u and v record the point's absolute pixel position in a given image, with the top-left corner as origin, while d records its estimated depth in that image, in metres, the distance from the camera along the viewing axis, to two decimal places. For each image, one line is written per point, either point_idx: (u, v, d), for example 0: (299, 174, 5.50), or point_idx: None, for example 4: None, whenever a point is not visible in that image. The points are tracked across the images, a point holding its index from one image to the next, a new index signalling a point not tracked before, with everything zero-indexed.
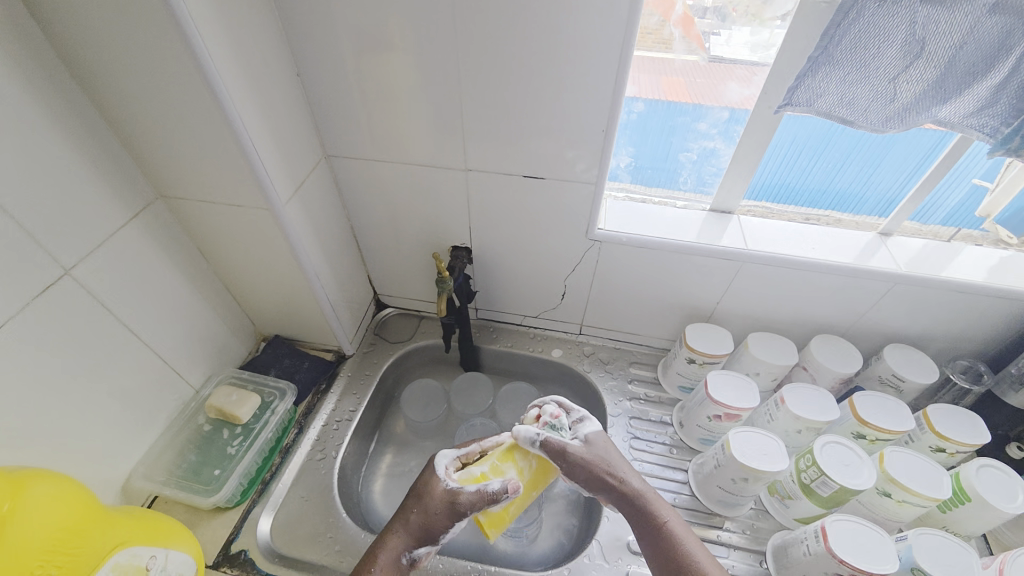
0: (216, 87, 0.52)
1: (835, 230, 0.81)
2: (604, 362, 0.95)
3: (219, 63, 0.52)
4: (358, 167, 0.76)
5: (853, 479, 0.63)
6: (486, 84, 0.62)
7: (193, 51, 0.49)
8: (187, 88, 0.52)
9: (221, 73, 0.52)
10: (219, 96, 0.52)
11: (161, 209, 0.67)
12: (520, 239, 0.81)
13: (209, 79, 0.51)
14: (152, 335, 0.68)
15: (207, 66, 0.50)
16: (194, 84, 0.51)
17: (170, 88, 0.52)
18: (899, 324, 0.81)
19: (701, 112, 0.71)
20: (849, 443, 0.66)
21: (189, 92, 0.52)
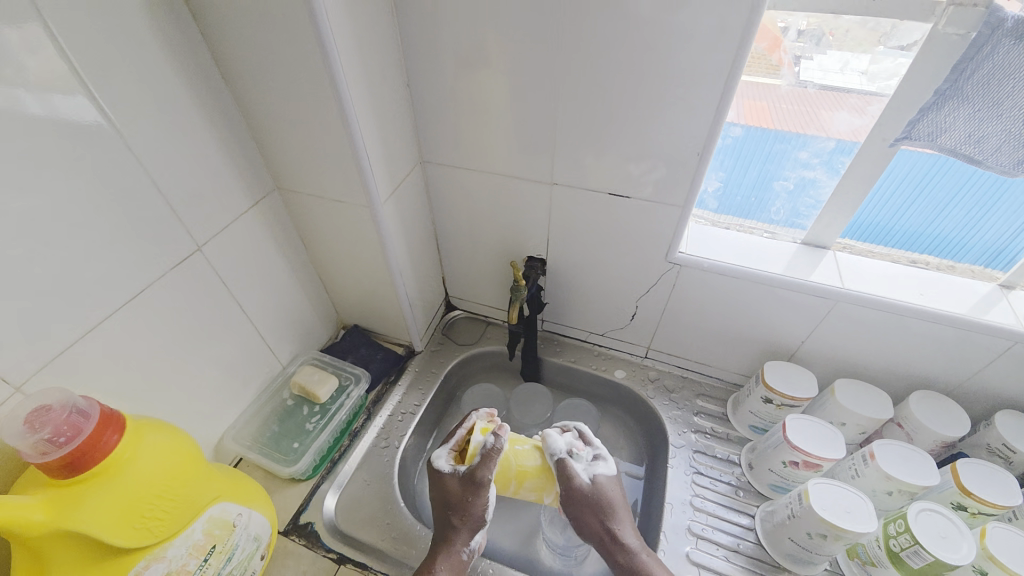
0: (341, 96, 0.57)
1: (947, 277, 0.74)
2: (669, 390, 0.92)
3: (348, 74, 0.57)
4: (448, 174, 0.80)
5: (951, 553, 0.56)
6: (584, 103, 0.63)
7: (329, 63, 0.54)
8: (318, 94, 0.58)
9: (348, 83, 0.57)
10: (342, 103, 0.58)
11: (275, 199, 0.74)
12: (596, 255, 0.81)
13: (337, 87, 0.56)
14: (255, 312, 0.75)
15: (338, 76, 0.56)
16: (324, 91, 0.57)
17: (303, 94, 0.59)
18: (1015, 391, 0.72)
19: (804, 140, 0.66)
20: (948, 513, 0.59)
21: (318, 97, 0.58)
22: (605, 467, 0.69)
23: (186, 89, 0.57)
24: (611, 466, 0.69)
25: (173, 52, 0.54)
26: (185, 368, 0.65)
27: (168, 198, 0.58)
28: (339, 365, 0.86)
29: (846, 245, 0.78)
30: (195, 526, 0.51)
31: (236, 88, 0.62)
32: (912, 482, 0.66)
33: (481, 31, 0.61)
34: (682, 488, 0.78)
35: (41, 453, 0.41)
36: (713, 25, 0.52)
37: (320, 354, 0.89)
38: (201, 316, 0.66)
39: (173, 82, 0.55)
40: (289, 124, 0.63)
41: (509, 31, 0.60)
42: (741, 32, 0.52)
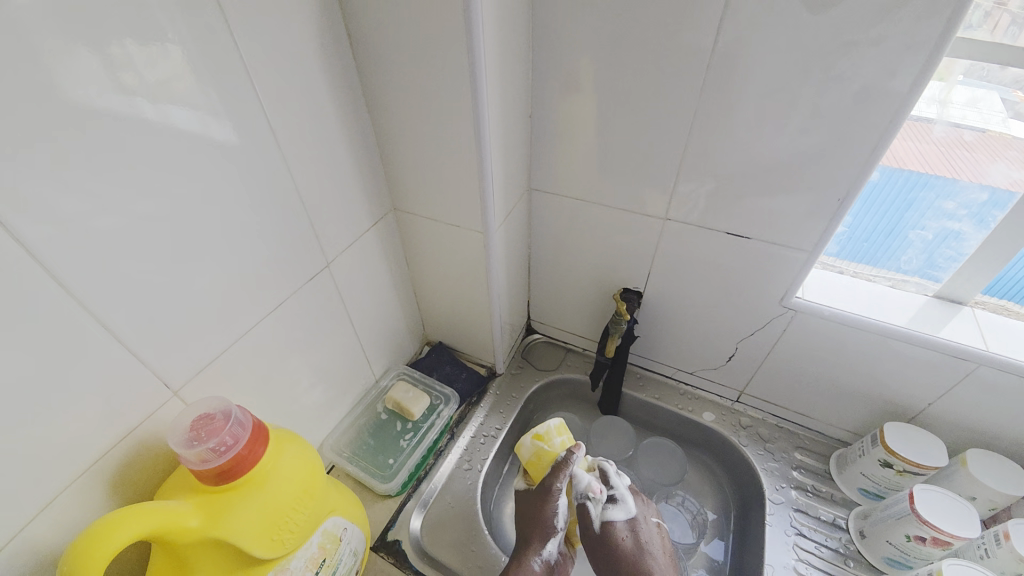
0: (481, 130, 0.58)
1: None
2: (764, 439, 0.87)
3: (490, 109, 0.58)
4: (555, 203, 0.80)
5: None
6: (717, 143, 0.62)
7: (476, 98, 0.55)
8: (457, 126, 0.59)
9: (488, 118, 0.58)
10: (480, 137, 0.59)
11: (389, 218, 0.76)
12: (701, 294, 0.78)
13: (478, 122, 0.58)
14: (360, 326, 0.77)
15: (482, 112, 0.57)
16: (464, 123, 0.58)
17: (442, 126, 0.60)
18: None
19: (952, 190, 0.62)
20: None
21: (455, 131, 0.60)
22: (621, 511, 0.66)
23: (336, 116, 0.59)
24: (628, 509, 0.66)
25: (330, 82, 0.57)
26: (298, 377, 0.68)
27: (310, 217, 0.60)
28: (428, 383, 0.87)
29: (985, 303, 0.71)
30: (313, 539, 0.52)
31: (376, 114, 0.64)
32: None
33: (621, 67, 0.61)
34: (783, 550, 0.73)
35: (201, 459, 0.43)
36: (884, 74, 0.49)
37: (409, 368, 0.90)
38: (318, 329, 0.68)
39: (327, 110, 0.58)
40: (421, 151, 0.65)
41: (650, 70, 0.59)
42: (914, 84, 0.49)
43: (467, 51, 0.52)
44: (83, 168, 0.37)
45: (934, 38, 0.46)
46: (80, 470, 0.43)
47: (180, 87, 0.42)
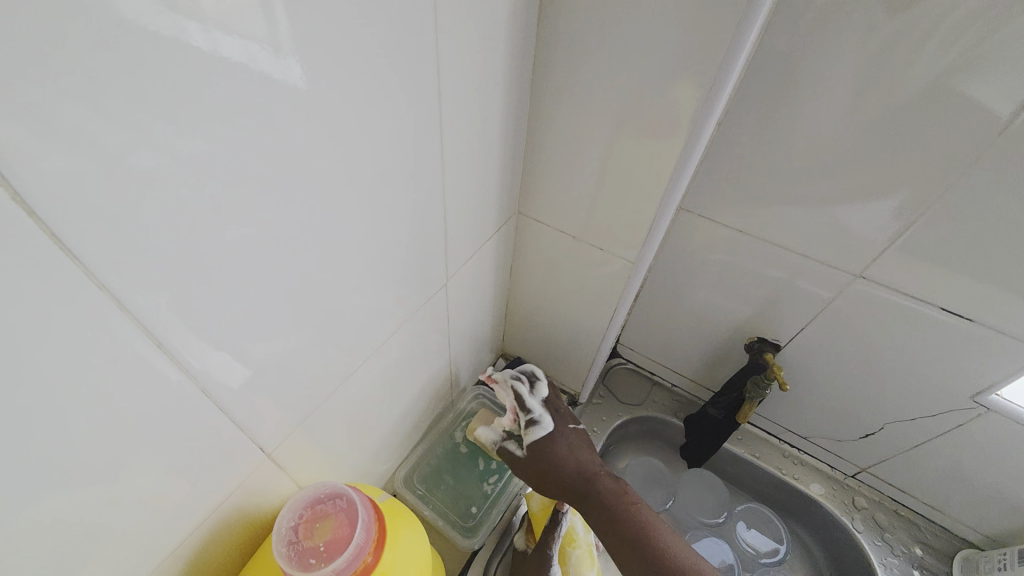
0: (693, 149, 0.45)
1: None
2: (881, 527, 0.76)
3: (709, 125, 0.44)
4: (705, 233, 0.67)
5: None
6: (973, 206, 0.48)
7: (704, 110, 0.42)
8: (659, 138, 0.46)
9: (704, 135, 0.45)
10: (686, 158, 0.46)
11: (511, 223, 0.63)
12: (859, 364, 0.66)
13: (693, 139, 0.44)
14: (454, 345, 0.66)
15: (705, 128, 0.43)
16: (671, 137, 0.45)
17: (636, 135, 0.47)
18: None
19: None
20: None
21: (653, 144, 0.46)
22: (541, 428, 0.62)
23: (501, 104, 0.46)
24: (546, 425, 0.62)
25: (506, 58, 0.43)
26: (391, 406, 0.57)
27: (446, 227, 0.48)
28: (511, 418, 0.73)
29: None
30: None
31: (539, 105, 0.50)
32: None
33: (873, 91, 0.47)
34: None
35: None
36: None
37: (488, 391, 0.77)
38: (419, 352, 0.57)
39: (496, 96, 0.44)
40: (587, 160, 0.51)
41: (917, 101, 0.45)
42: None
43: (723, 48, 0.38)
44: (237, 169, 0.26)
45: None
46: (152, 558, 0.33)
47: (353, 50, 0.29)
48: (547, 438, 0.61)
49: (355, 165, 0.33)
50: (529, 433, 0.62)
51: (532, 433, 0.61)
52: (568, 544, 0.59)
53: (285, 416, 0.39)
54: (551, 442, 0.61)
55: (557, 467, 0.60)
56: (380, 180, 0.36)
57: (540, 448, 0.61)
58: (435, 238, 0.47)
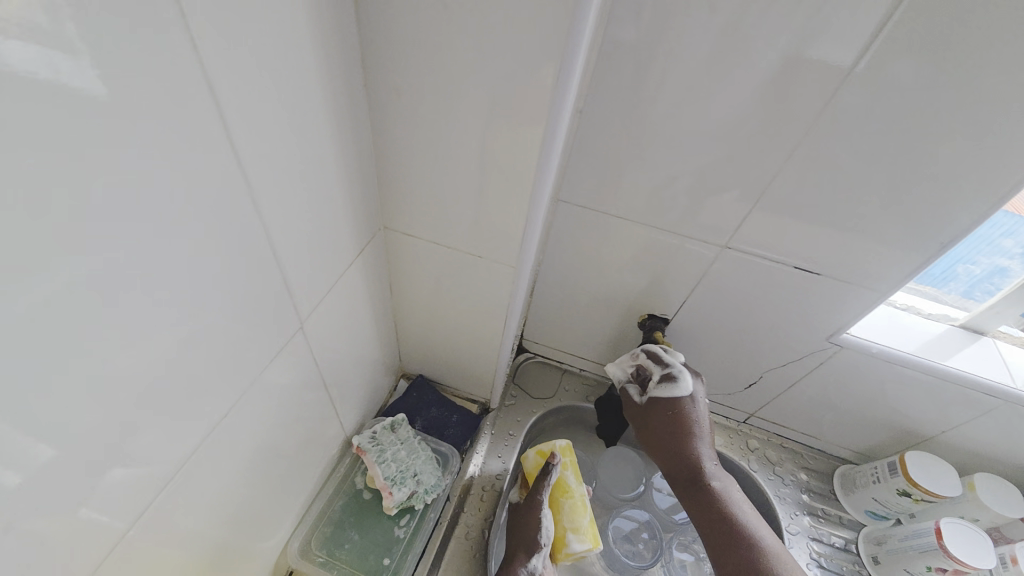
0: (548, 149, 0.41)
1: None
2: (772, 462, 0.85)
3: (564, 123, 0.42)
4: (587, 218, 0.66)
5: None
6: (811, 170, 0.52)
7: (551, 107, 0.38)
8: (512, 139, 0.41)
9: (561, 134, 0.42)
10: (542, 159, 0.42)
11: (378, 240, 0.55)
12: (737, 324, 0.71)
13: (547, 138, 0.41)
14: (334, 384, 0.57)
15: (557, 126, 0.40)
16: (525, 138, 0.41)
17: (490, 136, 0.42)
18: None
19: (1016, 229, 0.60)
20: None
21: (510, 147, 0.42)
22: (678, 384, 0.69)
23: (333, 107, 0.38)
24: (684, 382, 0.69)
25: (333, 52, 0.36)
26: (258, 466, 0.48)
27: (288, 258, 0.39)
28: (414, 455, 0.63)
29: (1004, 335, 0.71)
30: None
31: (378, 111, 0.43)
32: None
33: (718, 68, 0.48)
34: None
35: None
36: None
37: (383, 424, 0.65)
38: (287, 403, 0.49)
39: (323, 100, 0.37)
40: (443, 166, 0.45)
41: (756, 78, 0.48)
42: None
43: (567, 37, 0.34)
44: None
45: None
46: None
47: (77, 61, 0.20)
48: (674, 398, 0.69)
49: (153, 201, 0.26)
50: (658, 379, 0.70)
51: (664, 390, 0.70)
52: (561, 494, 0.67)
53: (113, 517, 0.32)
54: (687, 406, 0.69)
55: (684, 439, 0.68)
56: (190, 217, 0.29)
57: (674, 401, 0.69)
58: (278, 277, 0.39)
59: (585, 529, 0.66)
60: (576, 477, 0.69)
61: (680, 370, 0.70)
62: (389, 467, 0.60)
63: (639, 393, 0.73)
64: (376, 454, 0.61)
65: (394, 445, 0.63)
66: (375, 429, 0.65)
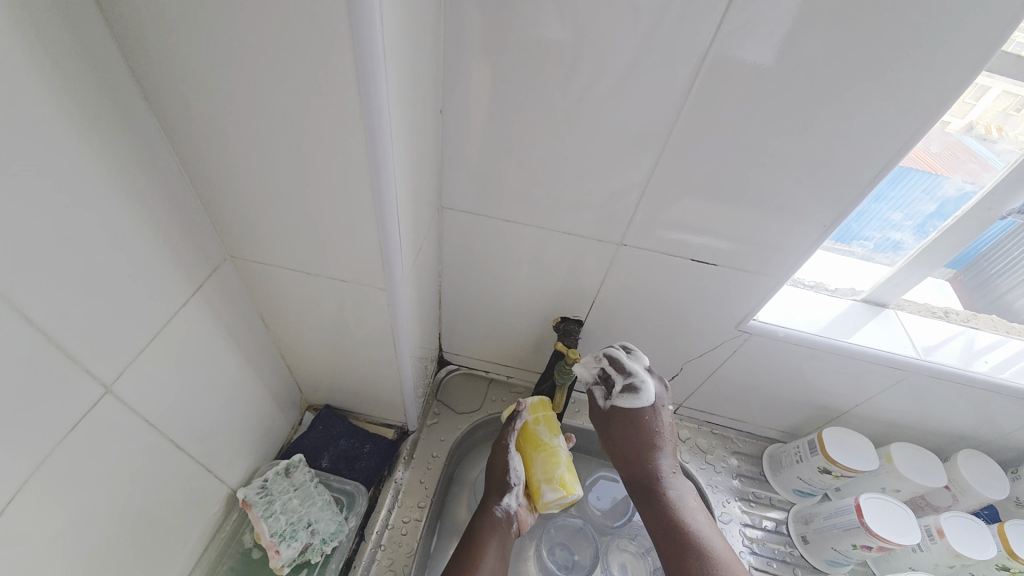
0: (380, 164, 0.36)
1: (977, 330, 0.73)
2: (703, 451, 0.84)
3: (395, 132, 0.36)
4: (478, 223, 0.62)
5: (981, 552, 0.62)
6: (691, 158, 0.51)
7: (367, 116, 0.33)
8: (341, 154, 0.36)
9: (398, 142, 0.37)
10: (376, 174, 0.36)
11: (227, 271, 0.49)
12: (649, 318, 0.69)
13: (375, 151, 0.35)
14: (196, 437, 0.51)
15: (382, 138, 0.34)
16: (353, 152, 0.35)
17: (315, 151, 0.36)
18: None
19: (902, 201, 0.59)
20: (969, 514, 0.66)
21: (339, 162, 0.37)
22: (642, 395, 0.64)
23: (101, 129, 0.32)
24: (648, 391, 0.63)
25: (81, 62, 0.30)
26: (98, 544, 0.42)
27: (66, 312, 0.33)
28: (309, 502, 0.57)
29: (909, 303, 0.73)
30: None
31: (179, 128, 0.37)
32: (998, 552, 0.64)
33: (579, 57, 0.45)
34: None
35: None
36: (890, 92, 0.42)
37: (276, 469, 0.58)
38: (128, 469, 0.42)
39: (78, 121, 0.30)
40: (277, 186, 0.40)
41: (620, 66, 0.45)
42: (927, 108, 0.43)
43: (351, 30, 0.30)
44: None
45: (972, 60, 0.39)
46: None
47: None
48: (637, 409, 0.63)
49: None
50: (623, 386, 0.64)
51: (625, 400, 0.64)
52: (534, 448, 0.70)
53: None
54: (648, 417, 0.64)
55: (641, 448, 0.64)
56: None
57: (634, 410, 0.64)
58: (49, 337, 0.32)
59: (561, 476, 0.68)
60: (551, 432, 0.71)
61: (644, 379, 0.64)
62: (277, 522, 0.54)
63: (604, 396, 0.67)
64: (264, 507, 0.55)
65: (286, 494, 0.57)
66: (266, 476, 0.58)
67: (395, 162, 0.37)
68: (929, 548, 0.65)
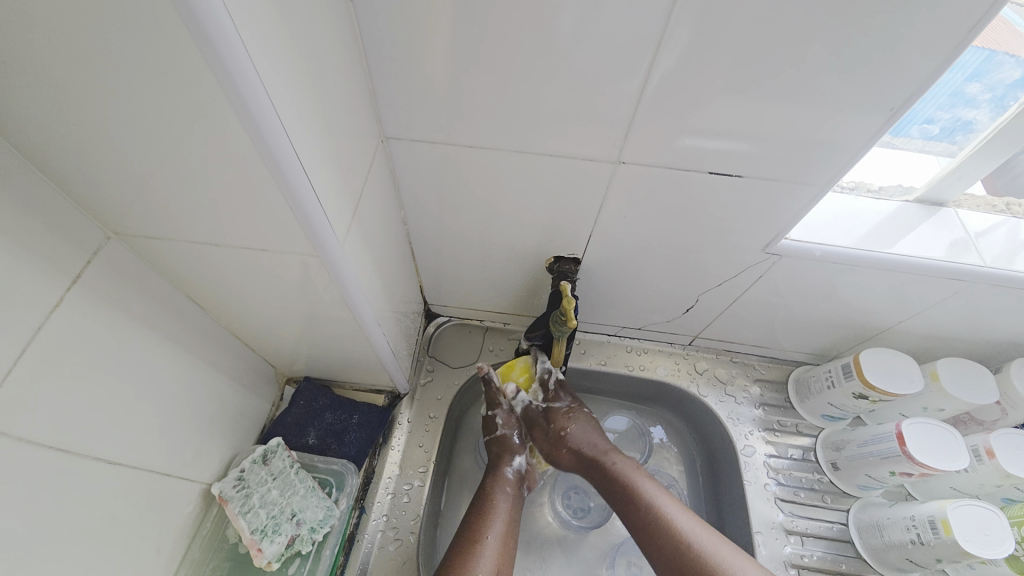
0: (242, 86, 0.25)
1: None
2: (722, 382, 0.78)
3: (249, 32, 0.25)
4: (434, 155, 0.50)
5: None
6: (704, 35, 0.36)
7: (191, 8, 0.22)
8: (181, 79, 0.25)
9: (262, 53, 0.26)
10: (242, 102, 0.26)
11: (118, 254, 0.39)
12: (657, 249, 0.59)
13: (227, 64, 0.24)
14: (140, 448, 0.44)
15: (227, 41, 0.23)
16: (193, 72, 0.24)
17: (141, 80, 0.25)
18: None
19: (983, 69, 0.45)
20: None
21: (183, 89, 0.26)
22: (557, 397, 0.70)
23: None
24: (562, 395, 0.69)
25: None
26: None
27: None
28: (290, 492, 0.56)
29: (966, 198, 0.61)
30: None
31: None
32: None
33: None
34: (766, 505, 0.69)
35: None
36: None
37: (252, 457, 0.56)
38: (48, 507, 0.36)
39: None
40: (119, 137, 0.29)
41: None
42: None
43: None
44: None
45: None
46: None
47: None
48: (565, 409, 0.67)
49: None
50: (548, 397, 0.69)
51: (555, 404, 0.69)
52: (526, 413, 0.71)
53: None
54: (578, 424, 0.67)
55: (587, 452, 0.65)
56: None
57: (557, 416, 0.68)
58: None
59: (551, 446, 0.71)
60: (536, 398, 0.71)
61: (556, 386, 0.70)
62: (257, 518, 0.52)
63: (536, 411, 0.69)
64: (241, 502, 0.53)
65: (265, 484, 0.55)
66: (241, 466, 0.55)
67: (264, 78, 0.26)
68: (977, 470, 0.60)
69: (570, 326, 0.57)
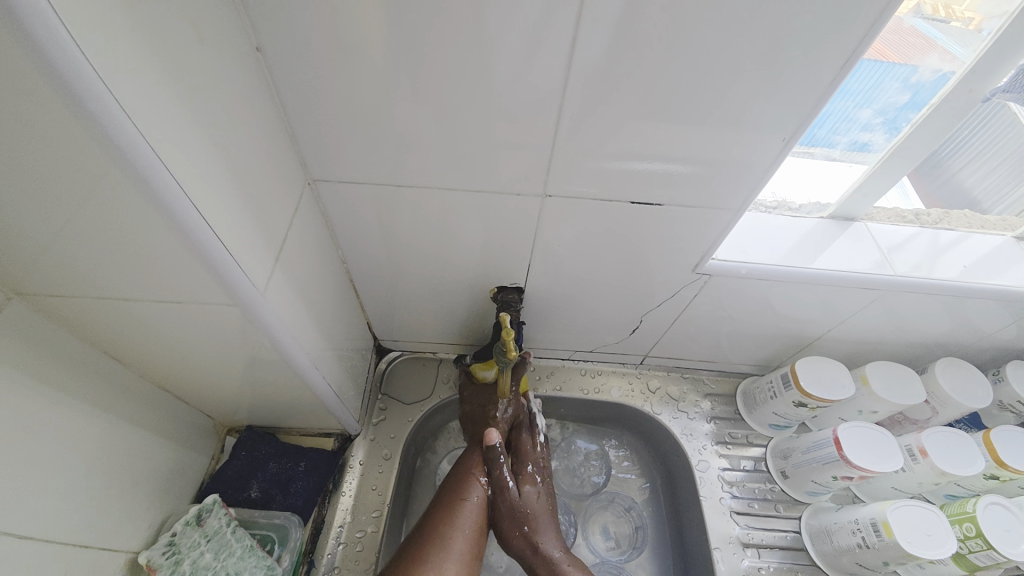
0: (130, 150, 0.25)
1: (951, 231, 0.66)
2: (674, 399, 0.79)
3: (132, 98, 0.25)
4: (366, 195, 0.50)
5: (966, 467, 0.60)
6: (603, 76, 0.39)
7: (65, 81, 0.22)
8: (61, 145, 0.24)
9: (146, 110, 0.26)
10: (129, 163, 0.26)
11: (20, 317, 0.37)
12: (597, 275, 0.60)
13: (108, 126, 0.24)
14: (57, 519, 0.41)
15: (103, 104, 0.23)
16: (75, 141, 0.24)
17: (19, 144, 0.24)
18: None
19: (872, 94, 0.49)
20: (950, 429, 0.63)
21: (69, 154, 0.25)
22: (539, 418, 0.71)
23: None
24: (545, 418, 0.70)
25: None
26: None
27: None
28: (226, 553, 0.53)
29: (877, 211, 0.66)
30: None
31: None
32: (987, 463, 0.62)
33: None
34: (722, 520, 0.70)
35: None
36: None
37: (184, 519, 0.52)
38: None
39: None
40: None
41: None
42: None
43: None
44: None
45: None
46: None
47: None
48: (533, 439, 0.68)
49: None
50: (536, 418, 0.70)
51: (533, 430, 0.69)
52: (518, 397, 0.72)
53: None
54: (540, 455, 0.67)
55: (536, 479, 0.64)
56: None
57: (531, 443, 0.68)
58: None
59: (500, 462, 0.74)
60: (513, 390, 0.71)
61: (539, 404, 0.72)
62: None
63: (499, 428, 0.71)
64: (170, 570, 0.49)
65: (197, 547, 0.52)
66: (173, 529, 0.52)
67: (156, 142, 0.27)
68: (914, 468, 0.63)
69: (512, 357, 0.58)
